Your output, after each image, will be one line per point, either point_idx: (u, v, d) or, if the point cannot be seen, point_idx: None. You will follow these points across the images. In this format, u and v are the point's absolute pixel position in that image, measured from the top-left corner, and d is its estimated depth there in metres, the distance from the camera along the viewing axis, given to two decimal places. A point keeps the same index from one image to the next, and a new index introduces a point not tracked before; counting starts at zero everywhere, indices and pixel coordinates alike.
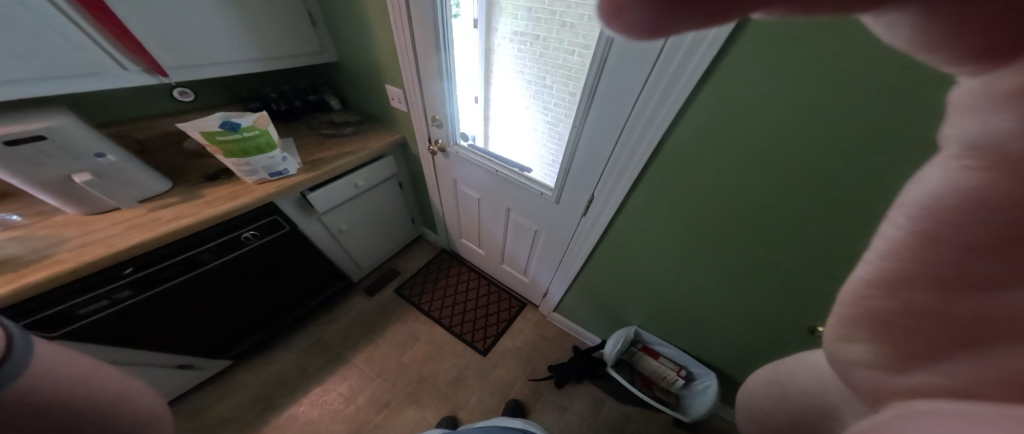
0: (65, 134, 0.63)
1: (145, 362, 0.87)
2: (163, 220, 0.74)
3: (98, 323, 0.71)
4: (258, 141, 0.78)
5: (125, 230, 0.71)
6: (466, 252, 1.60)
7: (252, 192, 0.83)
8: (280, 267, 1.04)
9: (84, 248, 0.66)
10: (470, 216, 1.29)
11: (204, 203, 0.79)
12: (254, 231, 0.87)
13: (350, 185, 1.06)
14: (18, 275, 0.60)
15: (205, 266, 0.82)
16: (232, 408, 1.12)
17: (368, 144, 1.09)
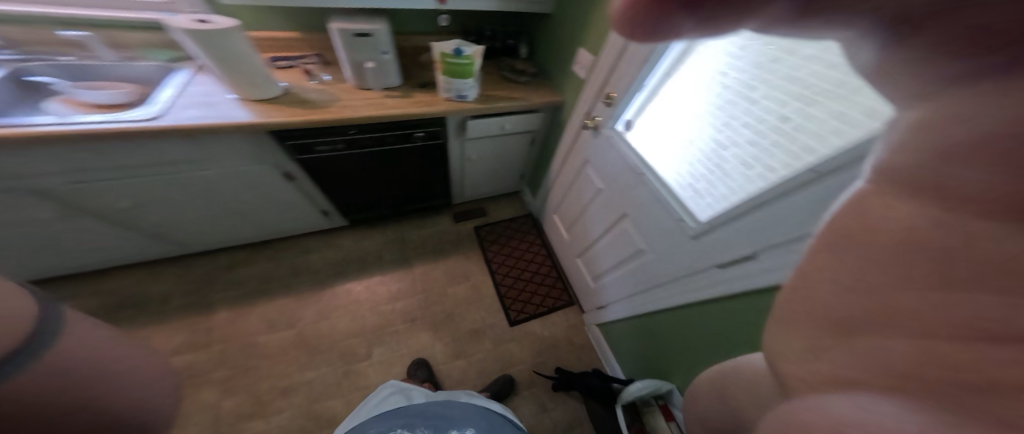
0: (378, 36, 0.87)
1: (313, 195, 1.21)
2: (385, 105, 0.96)
3: (322, 159, 1.01)
4: (466, 70, 0.92)
5: (360, 103, 0.95)
6: (552, 230, 1.65)
7: (434, 105, 1.01)
8: (422, 168, 1.27)
9: (340, 108, 0.92)
10: (579, 201, 1.32)
11: (410, 103, 1.00)
12: (423, 134, 1.07)
13: (497, 126, 1.18)
14: (310, 110, 0.88)
15: (386, 146, 1.05)
16: (327, 257, 1.50)
17: (531, 97, 1.17)
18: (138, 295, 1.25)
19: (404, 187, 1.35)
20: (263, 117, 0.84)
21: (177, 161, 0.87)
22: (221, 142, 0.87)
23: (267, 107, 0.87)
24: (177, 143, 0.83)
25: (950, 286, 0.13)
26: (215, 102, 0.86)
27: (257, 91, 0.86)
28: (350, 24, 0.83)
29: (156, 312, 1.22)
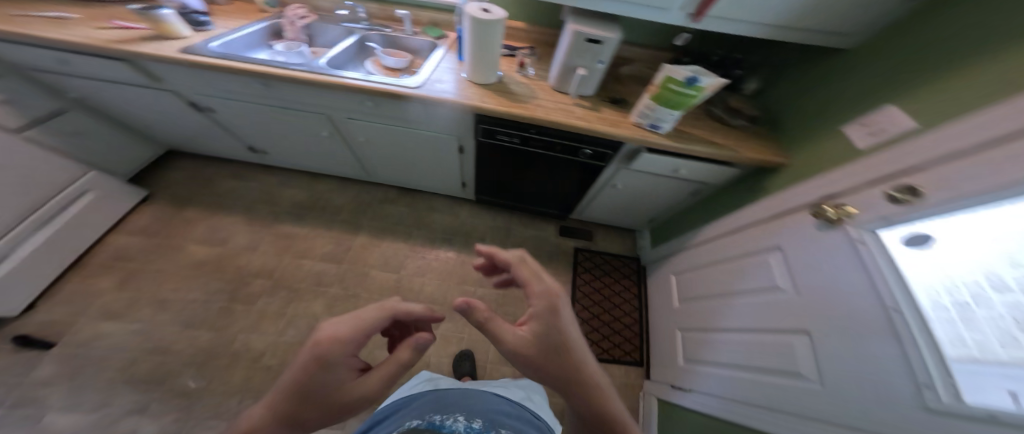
0: (607, 45, 0.75)
1: (464, 168, 1.27)
2: (574, 116, 0.81)
3: (487, 145, 0.97)
4: (682, 103, 0.71)
5: (552, 107, 0.83)
6: (659, 289, 1.51)
7: (624, 128, 0.81)
8: (565, 175, 1.16)
9: (534, 108, 0.82)
10: (739, 291, 0.98)
11: (598, 118, 0.82)
12: (591, 152, 0.91)
13: (670, 167, 0.95)
14: (509, 104, 0.82)
15: (551, 153, 0.94)
16: (444, 219, 1.65)
17: (742, 152, 0.88)
18: (323, 201, 1.62)
19: (538, 185, 1.30)
20: (474, 100, 0.83)
21: (378, 109, 0.96)
22: (418, 107, 0.92)
23: (480, 94, 0.86)
24: (401, 105, 0.92)
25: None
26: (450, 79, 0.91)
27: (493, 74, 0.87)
28: (587, 29, 0.74)
29: (330, 217, 1.58)
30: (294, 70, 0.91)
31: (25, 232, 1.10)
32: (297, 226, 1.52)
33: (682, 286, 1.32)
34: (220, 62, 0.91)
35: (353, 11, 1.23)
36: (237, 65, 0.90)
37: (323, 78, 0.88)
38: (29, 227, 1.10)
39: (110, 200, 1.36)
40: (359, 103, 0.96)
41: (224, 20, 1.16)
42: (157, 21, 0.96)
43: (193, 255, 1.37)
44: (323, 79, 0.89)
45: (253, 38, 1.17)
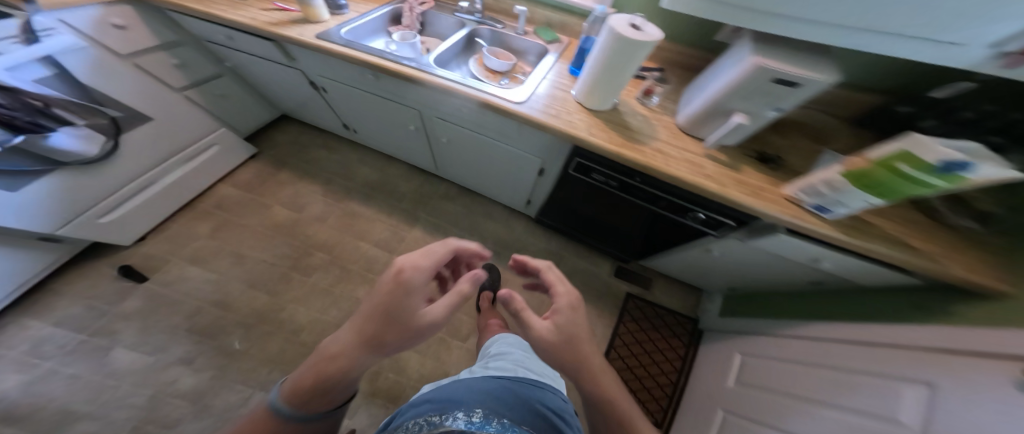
0: (805, 88, 0.54)
1: (535, 187, 1.16)
2: (704, 173, 0.66)
3: (577, 177, 0.85)
4: (903, 187, 0.47)
5: (675, 156, 0.68)
6: (715, 363, 1.18)
7: (773, 202, 0.63)
8: (653, 226, 0.99)
9: (653, 153, 0.68)
10: (831, 402, 0.70)
11: (737, 182, 0.65)
12: (704, 217, 0.73)
13: (810, 254, 0.73)
14: (621, 143, 0.69)
15: (652, 206, 0.78)
16: (499, 230, 1.57)
17: (955, 270, 0.61)
18: (391, 184, 1.65)
19: (613, 224, 1.13)
20: (580, 127, 0.72)
21: (472, 115, 0.90)
22: (516, 124, 0.83)
23: (587, 119, 0.74)
24: (497, 118, 0.85)
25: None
26: (558, 98, 0.81)
27: (611, 97, 0.74)
28: (785, 68, 0.53)
29: (394, 202, 1.60)
30: (404, 67, 0.89)
31: (167, 170, 1.34)
32: (364, 205, 1.58)
33: (749, 373, 1.00)
34: (343, 50, 0.94)
35: (471, 2, 1.15)
36: (356, 55, 0.91)
37: (426, 78, 0.85)
38: (170, 167, 1.35)
39: (226, 156, 1.57)
40: (457, 109, 0.92)
41: (356, 2, 1.20)
42: (305, 3, 1.01)
43: (275, 216, 1.51)
44: (427, 78, 0.85)
45: (375, 22, 1.20)
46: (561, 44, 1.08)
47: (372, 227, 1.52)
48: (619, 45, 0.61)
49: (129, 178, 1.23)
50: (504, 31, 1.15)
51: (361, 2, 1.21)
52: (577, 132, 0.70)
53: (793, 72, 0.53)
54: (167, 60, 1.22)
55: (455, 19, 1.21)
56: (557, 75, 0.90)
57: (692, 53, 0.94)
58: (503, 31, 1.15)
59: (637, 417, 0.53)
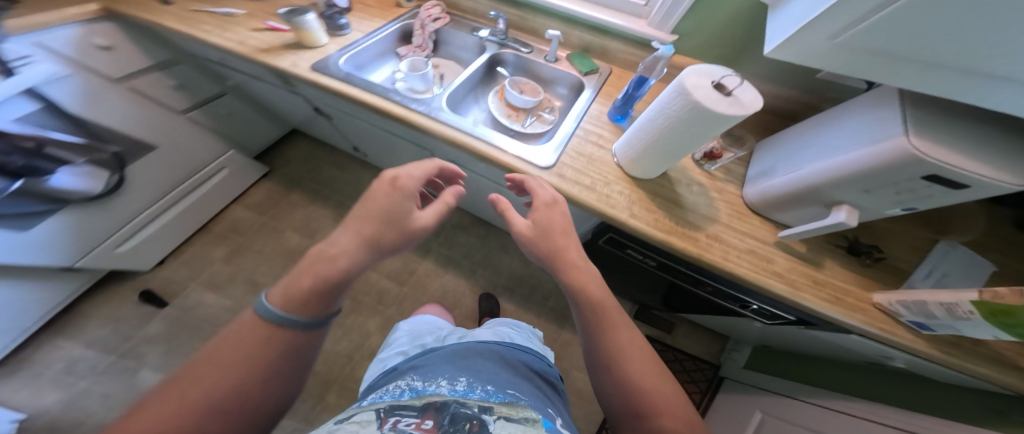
0: (976, 192, 0.42)
1: None
2: (771, 268, 0.62)
3: (615, 251, 0.82)
4: None
5: (739, 249, 0.64)
6: (732, 417, 1.02)
7: (856, 308, 0.58)
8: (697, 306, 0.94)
9: (709, 242, 0.65)
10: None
11: (810, 282, 0.61)
12: (758, 309, 0.70)
13: (879, 354, 0.64)
14: (673, 229, 0.66)
15: (698, 289, 0.76)
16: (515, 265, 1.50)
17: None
18: None
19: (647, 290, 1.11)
20: (620, 206, 0.68)
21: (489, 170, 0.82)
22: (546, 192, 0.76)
23: (632, 194, 0.69)
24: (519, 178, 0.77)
25: (642, 349, 0.53)
26: (595, 159, 0.72)
27: (664, 163, 0.61)
28: (961, 163, 0.40)
29: None
30: (416, 114, 0.79)
31: (164, 207, 1.27)
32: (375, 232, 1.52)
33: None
34: (345, 88, 0.83)
35: (494, 22, 0.97)
36: (359, 96, 0.82)
37: (443, 132, 0.77)
38: (167, 204, 1.27)
39: (238, 177, 1.53)
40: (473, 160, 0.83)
41: (361, 19, 1.08)
42: (299, 27, 0.89)
43: (287, 242, 1.48)
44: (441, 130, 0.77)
45: (380, 42, 1.07)
46: (603, 71, 0.90)
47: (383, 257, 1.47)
48: (692, 114, 0.49)
49: (135, 213, 1.18)
50: (532, 58, 0.97)
51: (366, 18, 1.09)
52: (614, 213, 0.67)
53: (974, 168, 0.40)
54: (164, 81, 1.10)
55: (474, 38, 1.05)
56: (592, 121, 0.79)
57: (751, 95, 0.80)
58: (531, 58, 0.97)
59: (623, 323, 0.56)
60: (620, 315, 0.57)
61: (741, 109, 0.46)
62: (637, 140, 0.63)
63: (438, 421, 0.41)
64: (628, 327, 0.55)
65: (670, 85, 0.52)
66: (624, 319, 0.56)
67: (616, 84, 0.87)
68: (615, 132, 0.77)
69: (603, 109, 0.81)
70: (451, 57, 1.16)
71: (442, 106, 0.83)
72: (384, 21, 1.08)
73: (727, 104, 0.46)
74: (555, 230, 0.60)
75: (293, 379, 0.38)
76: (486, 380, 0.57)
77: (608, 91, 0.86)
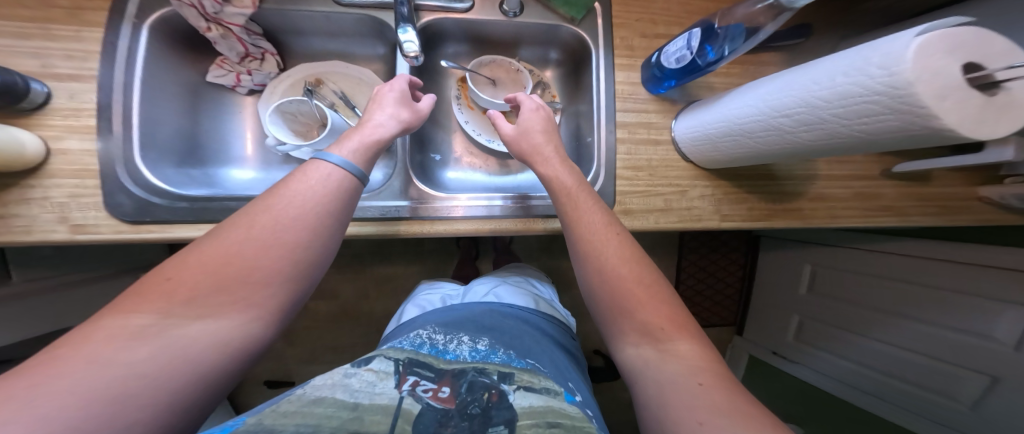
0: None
1: None
2: (884, 209, 0.57)
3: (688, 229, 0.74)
4: None
5: (851, 198, 0.57)
6: (785, 268, 1.29)
7: (961, 210, 0.59)
8: None
9: (817, 208, 0.56)
10: (928, 321, 0.91)
11: (919, 203, 0.58)
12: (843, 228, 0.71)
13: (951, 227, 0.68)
14: (774, 210, 0.56)
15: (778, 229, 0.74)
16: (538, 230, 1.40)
17: None
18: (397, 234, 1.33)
19: None
20: (708, 214, 0.55)
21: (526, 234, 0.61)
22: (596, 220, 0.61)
23: (719, 190, 0.55)
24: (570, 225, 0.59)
25: (626, 243, 0.45)
26: (656, 166, 0.55)
27: (746, 160, 0.46)
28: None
29: (412, 253, 1.34)
30: (396, 223, 0.50)
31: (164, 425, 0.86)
32: (389, 269, 1.33)
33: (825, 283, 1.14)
34: None
35: None
36: None
37: (461, 231, 0.51)
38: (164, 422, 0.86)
39: None
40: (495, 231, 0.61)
41: (46, 44, 0.43)
42: None
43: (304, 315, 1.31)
44: (458, 228, 0.51)
45: (157, 85, 0.51)
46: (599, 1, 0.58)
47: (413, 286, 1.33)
48: (911, 140, 0.26)
49: None
50: (480, 18, 0.56)
51: (42, 31, 0.43)
52: (705, 224, 0.55)
53: None
54: None
55: (352, 11, 0.53)
56: (626, 105, 0.56)
57: None
58: (478, 18, 0.56)
59: (599, 219, 0.46)
60: (596, 209, 0.47)
61: (1010, 122, 0.24)
62: (752, 144, 0.41)
63: (455, 389, 0.38)
64: (606, 222, 0.46)
65: (844, 81, 0.28)
66: (602, 213, 0.46)
67: (627, 20, 0.58)
68: (661, 110, 0.57)
69: (631, 78, 0.57)
70: (316, 51, 0.61)
71: (426, 191, 0.53)
72: (108, 27, 0.45)
73: (996, 114, 0.23)
74: (542, 130, 0.52)
75: (328, 235, 0.38)
76: (515, 346, 0.51)
77: (623, 36, 0.58)
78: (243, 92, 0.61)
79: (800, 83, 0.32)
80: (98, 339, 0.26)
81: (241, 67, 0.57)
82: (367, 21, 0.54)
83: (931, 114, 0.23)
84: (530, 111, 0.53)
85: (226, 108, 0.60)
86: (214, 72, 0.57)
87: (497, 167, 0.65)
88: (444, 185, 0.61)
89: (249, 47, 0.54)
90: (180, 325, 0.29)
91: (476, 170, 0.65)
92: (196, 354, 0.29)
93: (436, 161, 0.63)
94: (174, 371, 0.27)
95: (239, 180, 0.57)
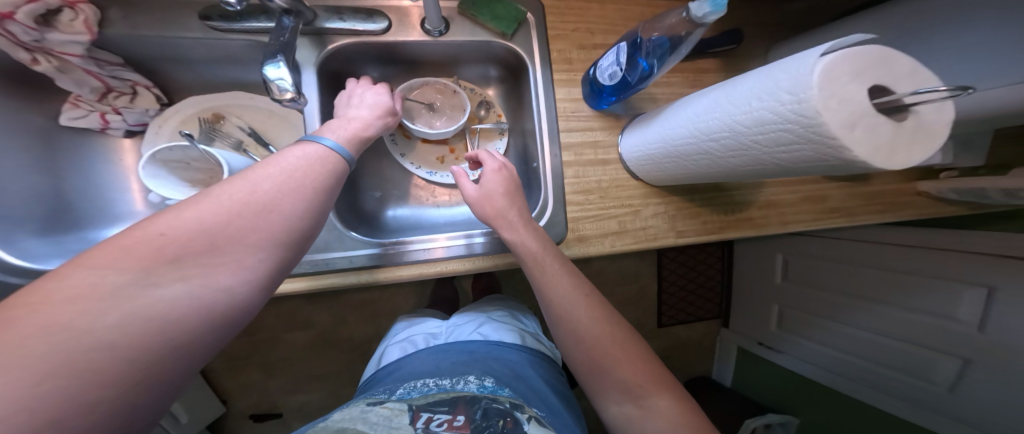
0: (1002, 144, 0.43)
1: None
2: (834, 211, 0.58)
3: None
4: None
5: (801, 203, 0.57)
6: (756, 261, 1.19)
7: (902, 204, 0.60)
8: None
9: (767, 214, 0.56)
10: (897, 305, 0.82)
11: (866, 202, 0.59)
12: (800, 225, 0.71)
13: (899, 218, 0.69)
14: (726, 222, 0.55)
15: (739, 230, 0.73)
16: None
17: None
18: None
19: None
20: (663, 231, 0.53)
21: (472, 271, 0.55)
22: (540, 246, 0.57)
23: (671, 207, 0.54)
24: None
25: (592, 300, 0.42)
26: (606, 188, 0.53)
27: (688, 179, 0.44)
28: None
29: None
30: (331, 275, 0.46)
31: None
32: (366, 291, 1.15)
33: (801, 275, 1.03)
34: None
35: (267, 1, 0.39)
36: None
37: (405, 277, 0.48)
38: None
39: None
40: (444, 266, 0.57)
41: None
42: None
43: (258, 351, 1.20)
44: (403, 276, 0.48)
45: (1, 141, 0.45)
46: (530, 12, 0.55)
47: (393, 306, 1.17)
48: (833, 167, 0.24)
49: None
50: (402, 39, 0.53)
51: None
52: (661, 243, 0.53)
53: None
54: None
55: (236, 36, 0.47)
56: (570, 124, 0.54)
57: None
58: (402, 40, 0.53)
59: (562, 276, 0.42)
60: (558, 267, 0.42)
61: (928, 142, 0.23)
62: (690, 166, 0.39)
63: (469, 416, 0.37)
64: (571, 277, 0.42)
65: (757, 104, 0.26)
66: (565, 270, 0.42)
67: (564, 31, 0.56)
68: (605, 126, 0.55)
69: (571, 93, 0.55)
70: (221, 80, 0.56)
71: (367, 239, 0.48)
72: None
73: (908, 140, 0.22)
74: (498, 180, 0.46)
75: (325, 206, 0.33)
76: (520, 388, 0.47)
77: (560, 49, 0.56)
78: (117, 133, 0.54)
79: (721, 106, 0.30)
80: (56, 301, 0.20)
81: (104, 105, 0.51)
82: (254, 46, 0.49)
83: (841, 146, 0.21)
84: (493, 171, 0.47)
85: (96, 154, 0.54)
86: (70, 113, 0.50)
87: (445, 198, 0.62)
88: (386, 227, 0.58)
89: (107, 80, 0.48)
90: (160, 286, 0.23)
91: (422, 205, 0.62)
92: (179, 321, 0.23)
93: (376, 198, 0.59)
94: (152, 348, 0.22)
95: (124, 239, 0.52)
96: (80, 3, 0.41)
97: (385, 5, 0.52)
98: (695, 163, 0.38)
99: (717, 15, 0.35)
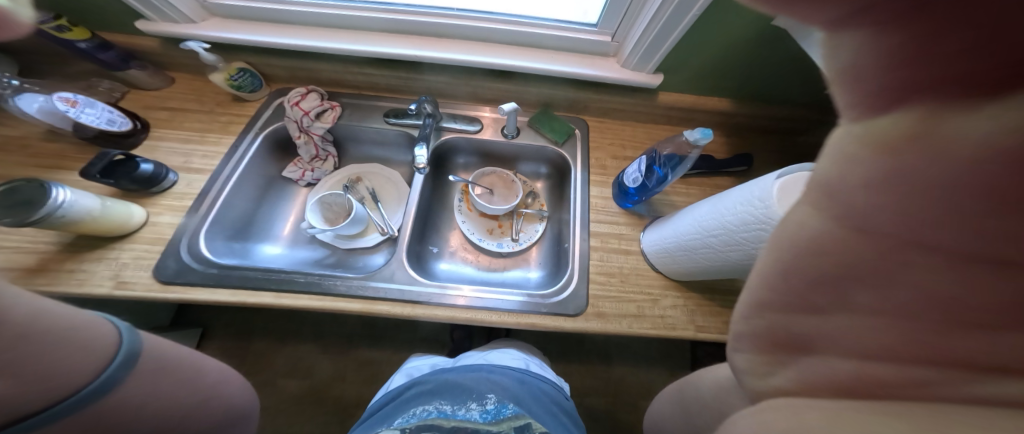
0: None
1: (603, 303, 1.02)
2: None
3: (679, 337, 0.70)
4: None
5: None
6: None
7: None
8: None
9: None
10: None
11: None
12: None
13: None
14: None
15: None
16: None
17: None
18: None
19: None
20: (682, 324, 0.55)
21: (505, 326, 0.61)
22: None
23: (690, 302, 0.57)
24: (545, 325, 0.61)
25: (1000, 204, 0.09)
26: (627, 274, 0.59)
27: (698, 273, 0.50)
28: None
29: None
30: (383, 302, 0.55)
31: None
32: (379, 349, 1.05)
33: None
34: (246, 295, 0.53)
35: (418, 105, 0.67)
36: (278, 304, 0.53)
37: (439, 317, 0.55)
38: None
39: None
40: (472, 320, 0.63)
41: (194, 147, 0.65)
42: (87, 220, 0.49)
43: None
44: (434, 314, 0.55)
45: (250, 179, 0.68)
46: (579, 128, 0.74)
47: None
48: None
49: None
50: (485, 138, 0.74)
51: (199, 139, 0.66)
52: (680, 335, 0.54)
53: None
54: None
55: (394, 128, 0.72)
56: (600, 216, 0.65)
57: (762, 116, 0.70)
58: (484, 138, 0.74)
59: (867, 83, 0.11)
60: (907, 24, 0.09)
61: None
62: (699, 259, 0.46)
63: None
64: (899, 87, 0.10)
65: (740, 207, 0.34)
66: (962, 14, 0.08)
67: (602, 144, 0.73)
68: (631, 223, 0.64)
69: (604, 192, 0.67)
70: (362, 156, 0.79)
71: (416, 276, 0.59)
72: (239, 137, 0.67)
73: None
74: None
75: (157, 378, 0.38)
76: (523, 403, 0.50)
77: (598, 157, 0.71)
78: (302, 184, 0.76)
79: (717, 210, 0.39)
80: None
81: (308, 165, 0.74)
82: (403, 136, 0.73)
83: None
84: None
85: (286, 197, 0.74)
86: (289, 169, 0.74)
87: (486, 263, 0.72)
88: (434, 275, 0.68)
89: (320, 149, 0.72)
90: None
91: (466, 264, 0.72)
92: None
93: (433, 252, 0.71)
94: None
95: (265, 256, 0.67)
96: (336, 107, 0.70)
97: (479, 116, 0.76)
98: (701, 254, 0.44)
99: (707, 140, 0.49)
